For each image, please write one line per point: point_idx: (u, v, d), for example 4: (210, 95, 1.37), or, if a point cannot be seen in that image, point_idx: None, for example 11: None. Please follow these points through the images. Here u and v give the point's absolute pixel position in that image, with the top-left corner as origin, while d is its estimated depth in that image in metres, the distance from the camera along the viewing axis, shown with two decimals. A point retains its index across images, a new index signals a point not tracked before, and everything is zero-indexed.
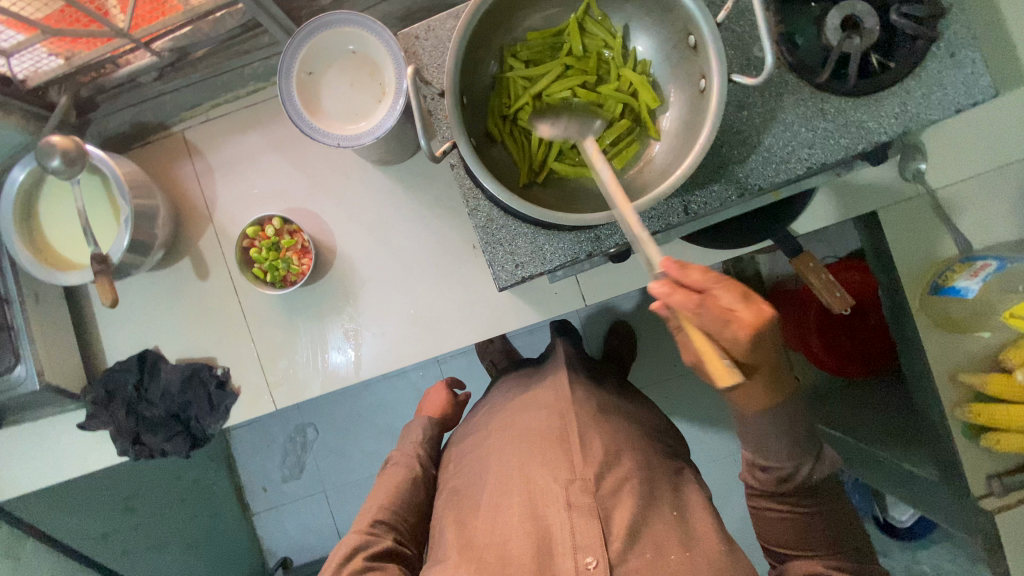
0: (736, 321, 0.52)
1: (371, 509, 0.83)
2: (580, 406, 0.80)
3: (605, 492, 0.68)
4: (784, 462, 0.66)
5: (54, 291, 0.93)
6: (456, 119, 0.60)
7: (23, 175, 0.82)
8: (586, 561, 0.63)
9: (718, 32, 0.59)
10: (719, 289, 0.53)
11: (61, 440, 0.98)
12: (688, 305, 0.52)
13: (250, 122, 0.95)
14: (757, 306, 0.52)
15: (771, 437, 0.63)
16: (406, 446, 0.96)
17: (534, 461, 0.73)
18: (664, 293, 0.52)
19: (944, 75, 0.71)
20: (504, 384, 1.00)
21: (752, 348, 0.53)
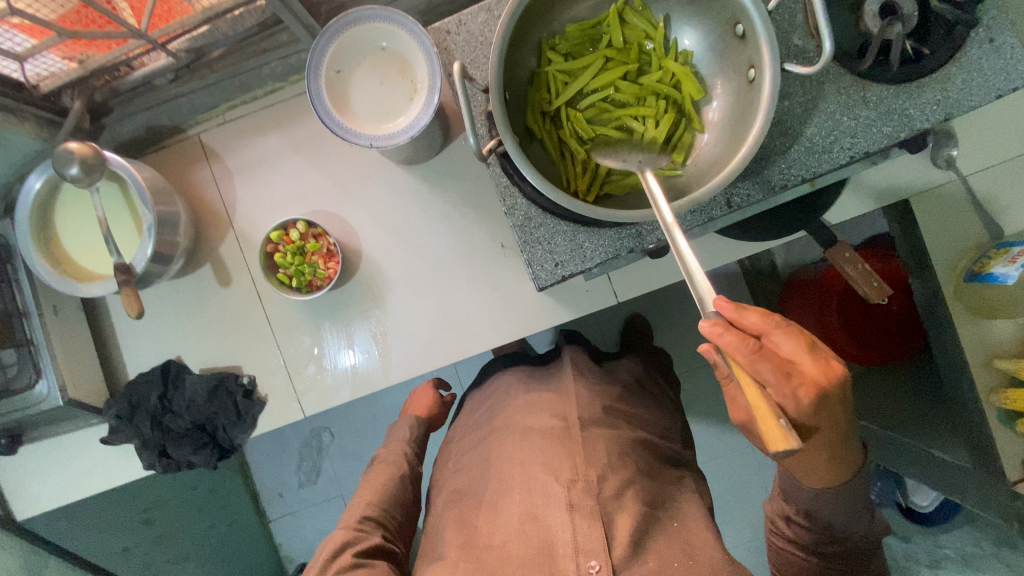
0: (799, 375, 0.51)
1: (358, 506, 0.82)
2: (584, 410, 0.80)
3: (608, 495, 0.69)
4: (825, 524, 0.65)
5: (72, 303, 0.90)
6: (502, 116, 0.58)
7: (40, 183, 0.80)
8: (588, 564, 0.63)
9: (769, 21, 0.57)
10: (779, 335, 0.52)
11: (83, 455, 0.95)
12: (744, 349, 0.49)
13: (269, 123, 0.93)
14: (825, 364, 0.52)
15: (829, 497, 0.62)
16: (393, 445, 0.94)
17: (537, 460, 0.73)
18: (715, 333, 0.49)
19: (985, 61, 0.71)
20: (502, 377, 0.99)
21: (813, 409, 0.52)
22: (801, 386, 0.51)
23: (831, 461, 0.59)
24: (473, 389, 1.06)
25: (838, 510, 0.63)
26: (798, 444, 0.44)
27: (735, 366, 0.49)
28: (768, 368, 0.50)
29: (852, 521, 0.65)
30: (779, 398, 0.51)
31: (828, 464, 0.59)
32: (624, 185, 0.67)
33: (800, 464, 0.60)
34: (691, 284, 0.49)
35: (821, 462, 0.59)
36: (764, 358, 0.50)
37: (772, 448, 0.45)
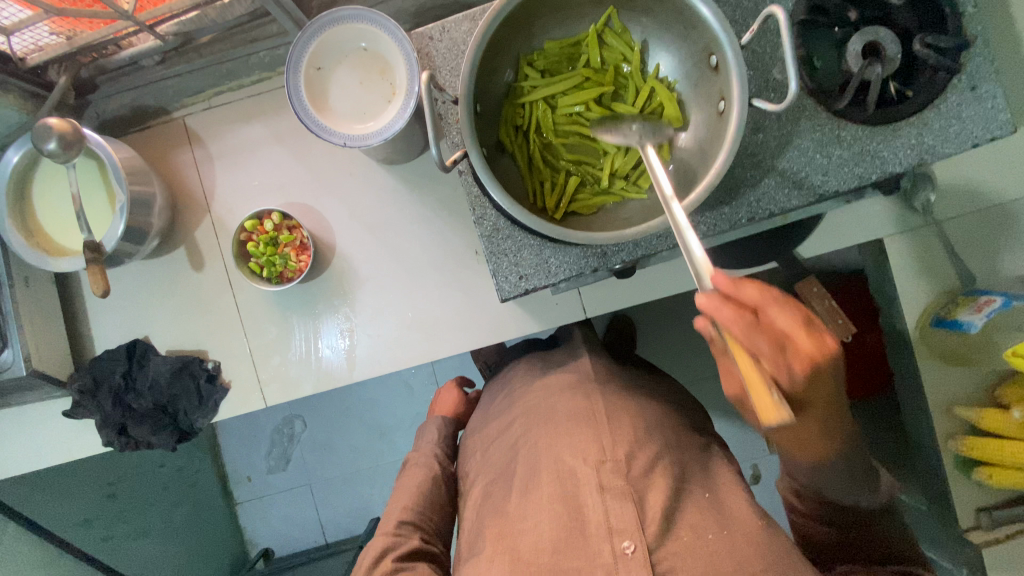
0: (791, 346, 0.50)
1: (394, 511, 0.81)
2: (605, 386, 0.76)
3: (637, 473, 0.64)
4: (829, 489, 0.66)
5: (44, 274, 0.90)
6: (469, 128, 0.58)
7: (17, 157, 0.80)
8: (623, 545, 0.60)
9: (741, 55, 0.57)
10: (776, 309, 0.50)
11: (46, 425, 0.95)
12: (739, 322, 0.48)
13: (254, 112, 0.93)
14: (819, 337, 0.50)
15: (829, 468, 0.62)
16: (423, 447, 0.94)
17: (562, 442, 0.68)
18: (710, 306, 0.47)
19: (964, 109, 0.70)
20: (517, 367, 0.94)
21: (807, 381, 0.51)
22: (794, 360, 0.50)
23: (824, 437, 0.58)
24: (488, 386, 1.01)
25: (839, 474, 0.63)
26: (791, 416, 0.43)
27: (729, 339, 0.47)
28: (763, 341, 0.49)
29: (861, 490, 0.66)
30: (773, 370, 0.50)
31: (823, 439, 0.58)
32: (589, 205, 0.68)
33: (788, 438, 0.58)
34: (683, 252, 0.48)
35: (809, 438, 0.58)
36: (758, 330, 0.48)
37: (765, 419, 0.44)
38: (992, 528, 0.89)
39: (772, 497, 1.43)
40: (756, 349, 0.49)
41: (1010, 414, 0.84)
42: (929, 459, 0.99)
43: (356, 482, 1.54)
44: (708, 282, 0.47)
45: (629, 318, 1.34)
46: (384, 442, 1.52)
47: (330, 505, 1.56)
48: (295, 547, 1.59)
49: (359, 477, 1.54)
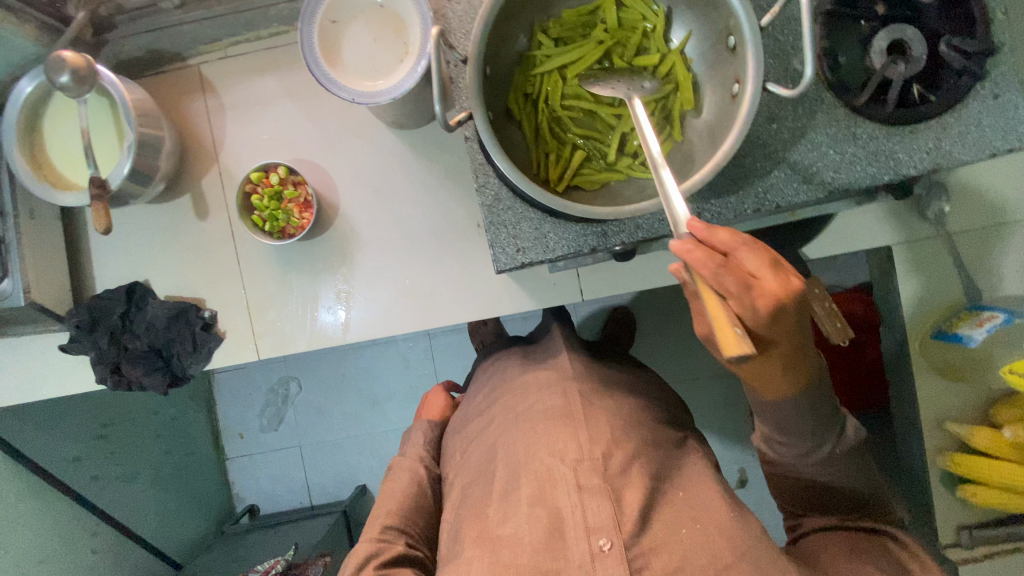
0: (759, 287, 0.49)
1: (379, 516, 0.80)
2: (582, 382, 0.74)
3: (614, 472, 0.62)
4: (796, 440, 0.61)
5: (50, 210, 0.91)
6: (476, 89, 0.57)
7: (31, 88, 0.81)
8: (599, 543, 0.57)
9: (759, 34, 0.56)
10: (745, 252, 0.50)
11: (43, 359, 0.97)
12: (709, 264, 0.48)
13: (268, 65, 0.93)
14: (785, 276, 0.50)
15: (789, 410, 0.59)
16: (409, 451, 0.93)
17: (539, 441, 0.66)
18: (683, 252, 0.48)
19: (984, 117, 0.68)
20: (502, 361, 0.92)
21: (772, 321, 0.50)
22: (757, 299, 0.49)
23: (786, 371, 0.56)
24: (472, 383, 0.99)
25: (800, 416, 0.59)
26: (752, 349, 0.43)
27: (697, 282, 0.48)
28: (730, 281, 0.48)
29: (824, 434, 0.60)
30: (737, 309, 0.50)
31: (783, 373, 0.56)
32: (593, 180, 0.67)
33: (752, 376, 0.58)
34: (664, 199, 0.50)
35: (776, 374, 0.56)
36: (727, 272, 0.48)
37: (726, 353, 0.44)
38: (972, 545, 0.90)
39: (756, 502, 1.42)
40: (721, 289, 0.49)
41: (1002, 433, 0.82)
42: (918, 474, 0.98)
43: (345, 448, 1.55)
44: (683, 227, 0.49)
45: (629, 310, 1.34)
46: (375, 412, 1.54)
47: (318, 468, 1.58)
48: (280, 506, 1.61)
49: (348, 444, 1.55)
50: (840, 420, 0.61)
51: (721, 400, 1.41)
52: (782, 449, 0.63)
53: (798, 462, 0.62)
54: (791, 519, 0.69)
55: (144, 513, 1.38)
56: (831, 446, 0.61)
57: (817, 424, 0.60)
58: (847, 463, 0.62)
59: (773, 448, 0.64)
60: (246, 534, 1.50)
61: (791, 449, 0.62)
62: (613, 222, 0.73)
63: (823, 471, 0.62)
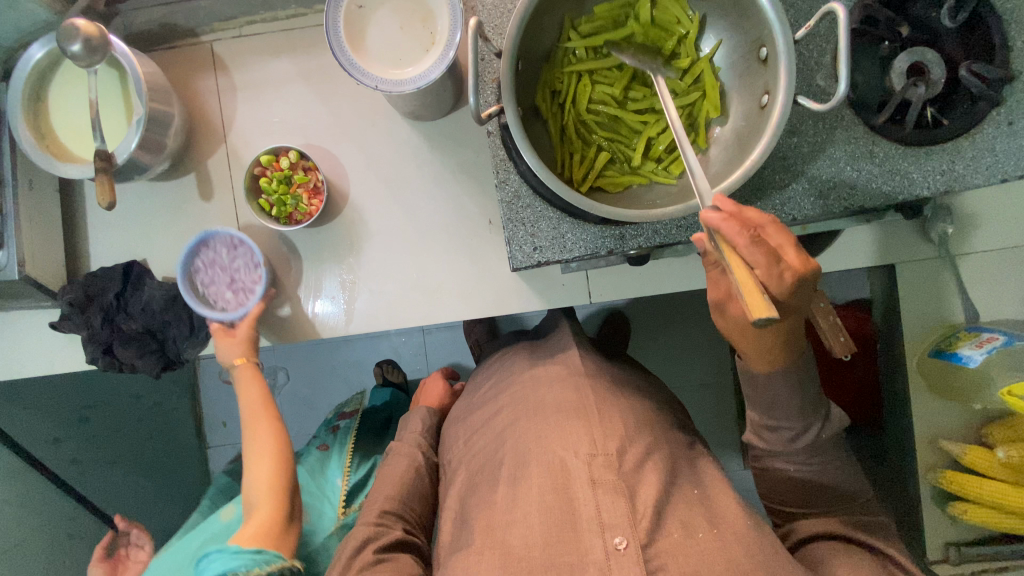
0: (785, 264, 0.51)
1: (376, 501, 0.79)
2: (595, 382, 0.73)
3: (629, 468, 0.61)
4: (787, 421, 0.63)
5: (49, 181, 0.88)
6: (509, 84, 0.57)
7: (41, 54, 0.78)
8: (614, 542, 0.56)
9: (793, 46, 0.56)
10: (770, 230, 0.53)
11: (30, 337, 0.93)
12: (744, 235, 0.48)
13: (284, 47, 0.91)
14: (806, 255, 0.52)
15: (780, 386, 0.61)
16: (407, 437, 0.92)
17: (552, 433, 0.65)
18: (719, 223, 0.49)
19: (998, 143, 0.69)
20: (510, 355, 0.91)
21: (792, 292, 0.52)
22: (785, 271, 0.50)
23: (784, 340, 0.58)
24: (477, 373, 0.98)
25: (792, 396, 0.61)
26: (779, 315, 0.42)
27: (726, 248, 0.49)
28: (762, 254, 0.49)
29: (811, 419, 0.63)
30: (765, 280, 0.50)
31: (781, 345, 0.58)
32: (615, 182, 0.67)
33: (747, 346, 0.60)
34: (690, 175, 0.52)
35: (773, 345, 0.58)
36: (759, 245, 0.49)
37: (754, 317, 0.43)
38: (959, 561, 0.94)
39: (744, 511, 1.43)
40: (754, 263, 0.50)
41: (993, 452, 0.86)
42: (910, 488, 1.00)
43: None
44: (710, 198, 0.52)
45: (625, 315, 1.35)
46: None
47: None
48: None
49: None
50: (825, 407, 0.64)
51: (711, 407, 1.42)
52: (771, 435, 0.65)
53: (784, 448, 0.65)
54: (784, 527, 0.68)
55: (123, 500, 1.33)
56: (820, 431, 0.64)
57: (805, 407, 0.62)
58: (832, 454, 0.65)
59: (763, 436, 0.66)
60: None
61: (782, 433, 0.64)
62: (631, 226, 0.73)
63: (808, 460, 0.65)
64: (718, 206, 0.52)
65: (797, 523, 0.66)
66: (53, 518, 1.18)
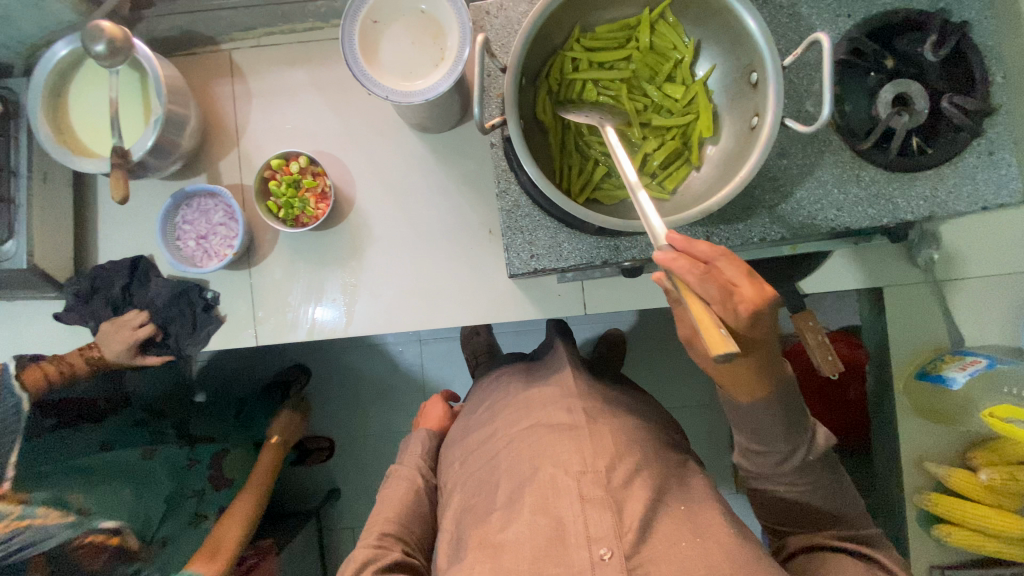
0: (737, 295, 0.52)
1: (376, 523, 0.80)
2: (587, 399, 0.75)
3: (618, 484, 0.63)
4: (772, 448, 0.63)
5: (63, 175, 0.91)
6: (512, 97, 0.60)
7: (65, 51, 0.82)
8: (600, 552, 0.57)
9: (781, 72, 0.59)
10: (724, 261, 0.53)
11: (33, 326, 0.95)
12: (694, 272, 0.49)
13: (300, 58, 0.95)
14: (760, 283, 0.53)
15: (762, 415, 0.61)
16: (406, 460, 0.93)
17: (547, 452, 0.67)
18: (667, 262, 0.50)
19: (978, 172, 0.73)
20: (503, 378, 0.92)
21: (751, 323, 0.53)
22: (739, 305, 0.52)
23: (759, 372, 0.59)
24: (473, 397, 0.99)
25: (775, 426, 0.61)
26: (736, 348, 0.43)
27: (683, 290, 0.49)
28: (713, 288, 0.51)
29: (798, 444, 0.62)
30: (721, 314, 0.53)
31: (757, 378, 0.59)
32: (611, 195, 0.70)
33: (728, 380, 0.60)
34: (644, 221, 0.52)
35: (749, 377, 0.59)
36: (711, 281, 0.51)
37: (712, 352, 0.43)
38: None
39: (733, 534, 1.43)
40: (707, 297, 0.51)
41: (975, 476, 0.87)
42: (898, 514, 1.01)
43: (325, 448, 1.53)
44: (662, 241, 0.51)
45: (621, 333, 1.36)
46: (357, 415, 1.49)
47: None
48: None
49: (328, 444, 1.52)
50: (811, 426, 0.64)
51: (704, 427, 1.43)
52: (759, 459, 0.65)
53: (774, 473, 0.64)
54: (777, 541, 0.70)
55: None
56: (806, 450, 0.63)
57: (789, 431, 0.62)
58: (823, 473, 0.64)
59: (751, 459, 0.66)
60: None
61: (769, 458, 0.64)
62: (626, 238, 0.75)
63: (797, 479, 0.64)
64: (672, 244, 0.51)
65: (788, 538, 0.68)
66: None
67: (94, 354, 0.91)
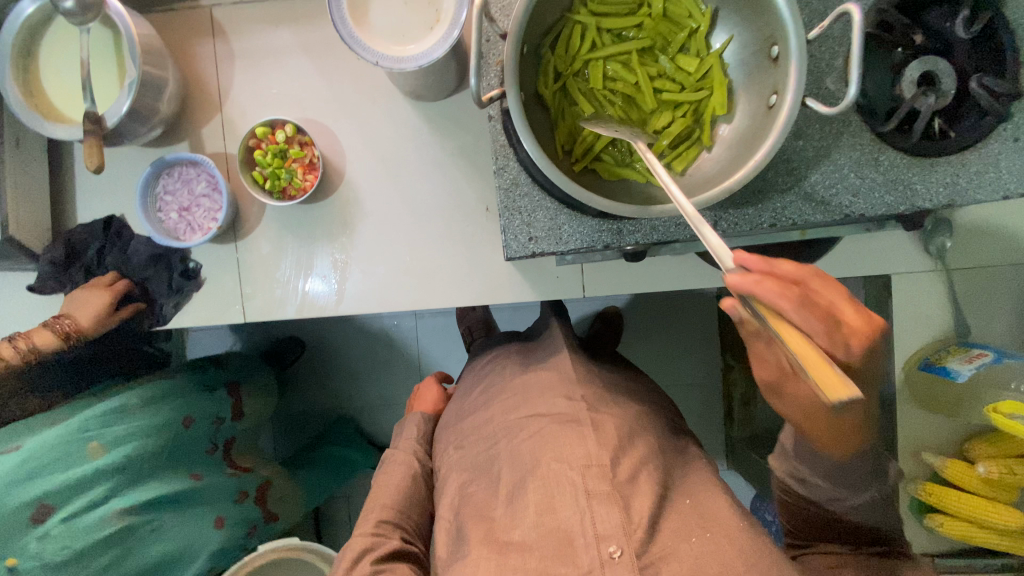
0: (846, 327, 0.51)
1: (373, 511, 0.79)
2: (587, 386, 0.74)
3: (624, 479, 0.61)
4: (839, 487, 0.68)
5: (36, 141, 0.86)
6: (513, 67, 0.55)
7: (32, 9, 0.76)
8: (609, 550, 0.56)
9: (805, 46, 0.55)
10: (816, 283, 0.51)
11: (14, 298, 0.92)
12: (781, 294, 0.45)
13: (285, 16, 0.89)
14: (869, 314, 0.52)
15: (846, 466, 0.65)
16: (402, 444, 0.91)
17: (547, 446, 0.65)
18: (753, 284, 0.45)
19: (1003, 158, 0.69)
20: (500, 360, 0.90)
21: (865, 357, 0.52)
22: (850, 340, 0.50)
23: (859, 423, 0.59)
24: (465, 377, 0.98)
25: (852, 473, 0.66)
26: (859, 392, 0.34)
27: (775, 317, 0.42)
28: (816, 318, 0.49)
29: (859, 487, 0.69)
30: (828, 347, 0.50)
31: (858, 430, 0.59)
32: (614, 174, 0.65)
33: (823, 431, 0.59)
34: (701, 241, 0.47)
35: (853, 426, 0.58)
36: (810, 308, 0.48)
37: (827, 396, 0.35)
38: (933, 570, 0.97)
39: None
40: (811, 327, 0.48)
41: (974, 469, 0.87)
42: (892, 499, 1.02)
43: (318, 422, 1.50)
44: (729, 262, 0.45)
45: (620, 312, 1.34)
46: (352, 388, 1.48)
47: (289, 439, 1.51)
48: None
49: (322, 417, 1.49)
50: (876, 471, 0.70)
51: (699, 407, 1.43)
52: (815, 489, 0.70)
53: (828, 501, 0.71)
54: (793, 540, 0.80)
55: None
56: (872, 492, 0.71)
57: (859, 477, 0.67)
58: (877, 508, 0.74)
59: (805, 486, 0.70)
60: None
61: (817, 490, 0.70)
62: (629, 222, 0.72)
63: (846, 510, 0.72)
64: (745, 266, 0.48)
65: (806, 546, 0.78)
66: None
67: (65, 324, 0.83)
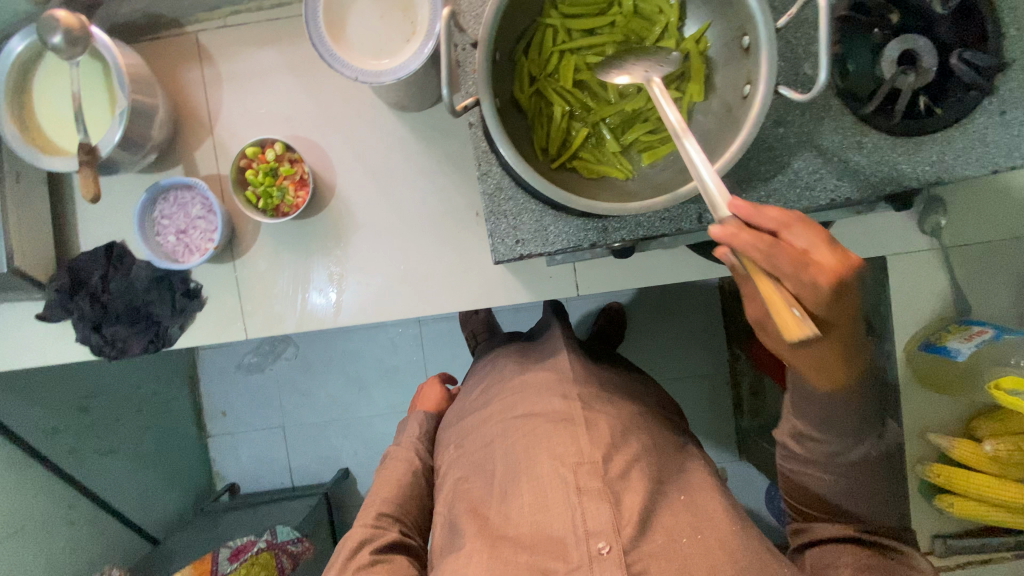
0: (815, 266, 0.49)
1: (374, 504, 0.80)
2: (580, 385, 0.74)
3: (614, 475, 0.62)
4: (833, 439, 0.61)
5: (35, 172, 0.88)
6: (485, 75, 0.56)
7: (21, 47, 0.78)
8: (597, 546, 0.56)
9: (773, 35, 0.55)
10: (796, 229, 0.51)
11: (23, 328, 0.94)
12: (759, 245, 0.46)
13: (269, 37, 0.91)
14: (842, 253, 0.51)
15: (839, 418, 0.60)
16: (404, 441, 0.92)
17: (540, 445, 0.65)
18: (727, 237, 0.46)
19: (989, 133, 0.68)
20: (499, 360, 0.91)
21: (832, 299, 0.51)
22: (819, 275, 0.50)
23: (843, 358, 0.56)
24: (467, 377, 0.99)
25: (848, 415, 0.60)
26: (815, 330, 0.40)
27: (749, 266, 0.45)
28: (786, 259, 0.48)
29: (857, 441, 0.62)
30: (796, 288, 0.49)
31: (837, 362, 0.56)
32: (590, 170, 0.66)
33: (804, 364, 0.57)
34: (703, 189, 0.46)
35: (832, 361, 0.56)
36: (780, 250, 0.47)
37: (788, 336, 0.41)
38: (945, 552, 0.95)
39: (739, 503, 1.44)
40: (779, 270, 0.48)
41: (982, 447, 0.86)
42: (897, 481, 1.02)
43: (329, 433, 1.51)
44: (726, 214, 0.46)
45: (621, 307, 1.34)
46: (361, 397, 1.49)
47: (300, 451, 1.52)
48: (260, 487, 1.54)
49: (332, 428, 1.50)
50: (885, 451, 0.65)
51: (706, 399, 1.42)
52: (813, 446, 0.63)
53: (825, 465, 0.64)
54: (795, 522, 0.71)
55: (123, 489, 1.29)
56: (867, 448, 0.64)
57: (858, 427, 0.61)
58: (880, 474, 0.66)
59: (804, 445, 0.64)
60: (228, 510, 1.41)
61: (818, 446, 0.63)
62: (614, 219, 0.72)
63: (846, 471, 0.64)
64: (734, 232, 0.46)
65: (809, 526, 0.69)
66: (54, 506, 1.09)
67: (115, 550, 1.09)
